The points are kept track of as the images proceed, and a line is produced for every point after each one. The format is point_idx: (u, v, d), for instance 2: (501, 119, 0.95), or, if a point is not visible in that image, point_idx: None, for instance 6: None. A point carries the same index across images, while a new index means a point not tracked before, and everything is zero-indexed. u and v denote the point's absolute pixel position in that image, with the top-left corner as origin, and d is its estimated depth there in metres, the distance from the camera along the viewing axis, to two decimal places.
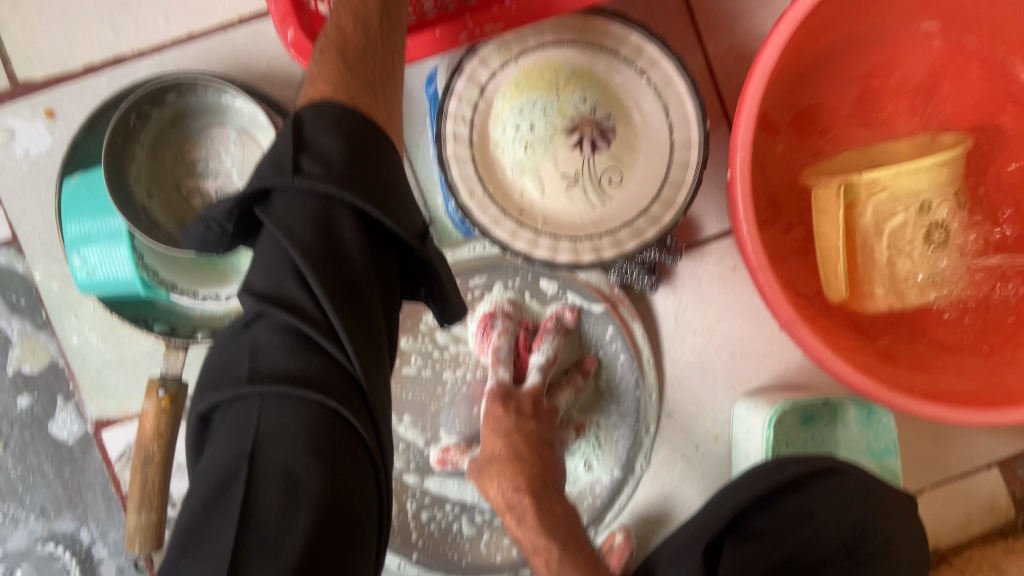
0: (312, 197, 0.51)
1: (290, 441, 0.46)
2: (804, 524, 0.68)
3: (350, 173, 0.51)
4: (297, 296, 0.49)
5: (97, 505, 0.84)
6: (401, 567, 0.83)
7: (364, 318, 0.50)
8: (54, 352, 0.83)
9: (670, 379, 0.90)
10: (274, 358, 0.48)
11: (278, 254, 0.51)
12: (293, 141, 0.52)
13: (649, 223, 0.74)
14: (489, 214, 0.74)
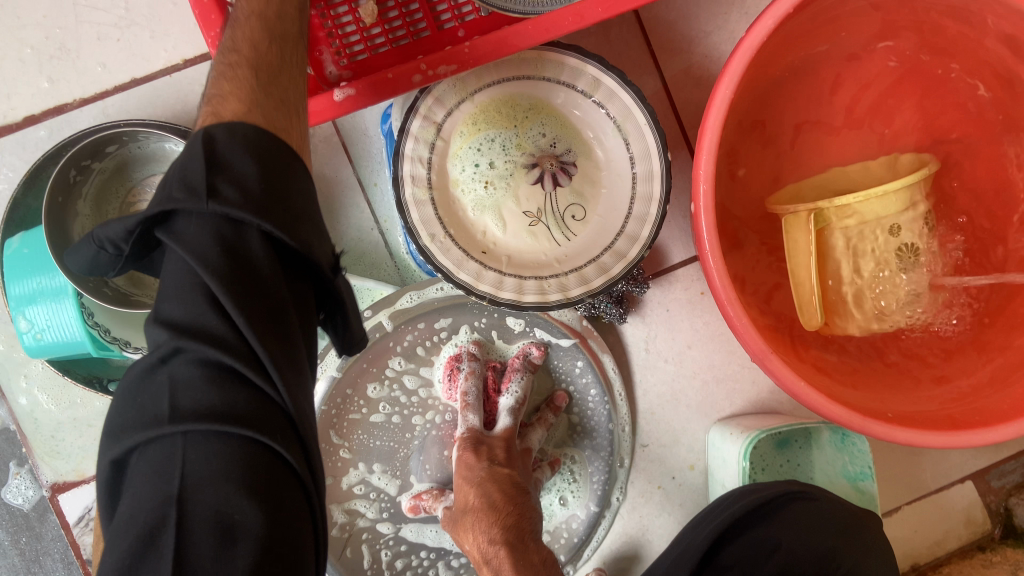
0: (224, 220, 0.44)
1: (222, 481, 0.42)
2: (770, 562, 0.66)
3: (268, 195, 0.45)
4: (217, 326, 0.43)
5: (57, 571, 0.81)
6: None
7: (290, 348, 0.45)
8: (4, 416, 0.79)
9: (642, 409, 0.89)
10: (196, 394, 0.42)
11: (189, 280, 0.44)
12: (204, 161, 0.45)
13: (615, 258, 0.72)
14: (451, 256, 0.71)
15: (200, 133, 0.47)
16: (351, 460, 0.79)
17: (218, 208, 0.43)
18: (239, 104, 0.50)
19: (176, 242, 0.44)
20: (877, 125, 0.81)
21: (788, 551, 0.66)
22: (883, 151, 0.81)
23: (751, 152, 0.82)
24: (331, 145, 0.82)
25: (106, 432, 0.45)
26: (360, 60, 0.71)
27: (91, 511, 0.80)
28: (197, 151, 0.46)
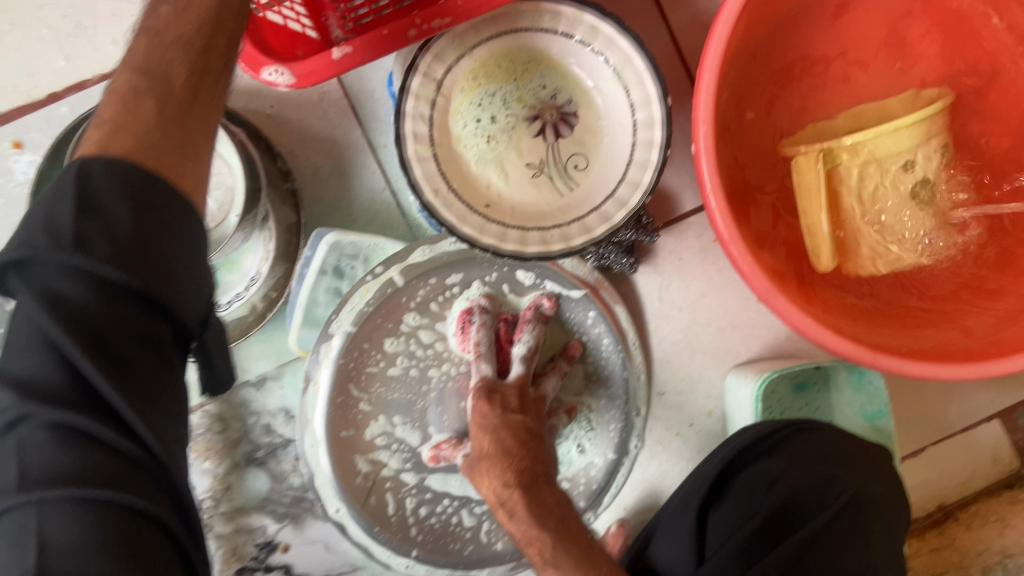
0: (70, 278, 0.46)
1: (90, 550, 0.44)
2: (770, 493, 0.65)
3: (138, 245, 0.47)
4: (60, 388, 0.45)
5: None
6: (410, 568, 0.82)
7: (155, 404, 0.48)
8: None
9: (658, 357, 0.89)
10: (41, 461, 0.44)
11: (31, 347, 0.46)
12: (76, 204, 0.46)
13: (617, 206, 0.72)
14: (454, 211, 0.72)
15: (75, 164, 0.48)
16: (371, 412, 0.81)
17: (77, 262, 0.45)
18: (132, 143, 0.49)
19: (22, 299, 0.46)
20: (894, 58, 0.79)
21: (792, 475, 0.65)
22: (904, 85, 0.78)
23: (761, 94, 0.80)
24: (340, 109, 0.84)
25: None
26: (364, 22, 0.72)
27: None
28: (68, 191, 0.47)
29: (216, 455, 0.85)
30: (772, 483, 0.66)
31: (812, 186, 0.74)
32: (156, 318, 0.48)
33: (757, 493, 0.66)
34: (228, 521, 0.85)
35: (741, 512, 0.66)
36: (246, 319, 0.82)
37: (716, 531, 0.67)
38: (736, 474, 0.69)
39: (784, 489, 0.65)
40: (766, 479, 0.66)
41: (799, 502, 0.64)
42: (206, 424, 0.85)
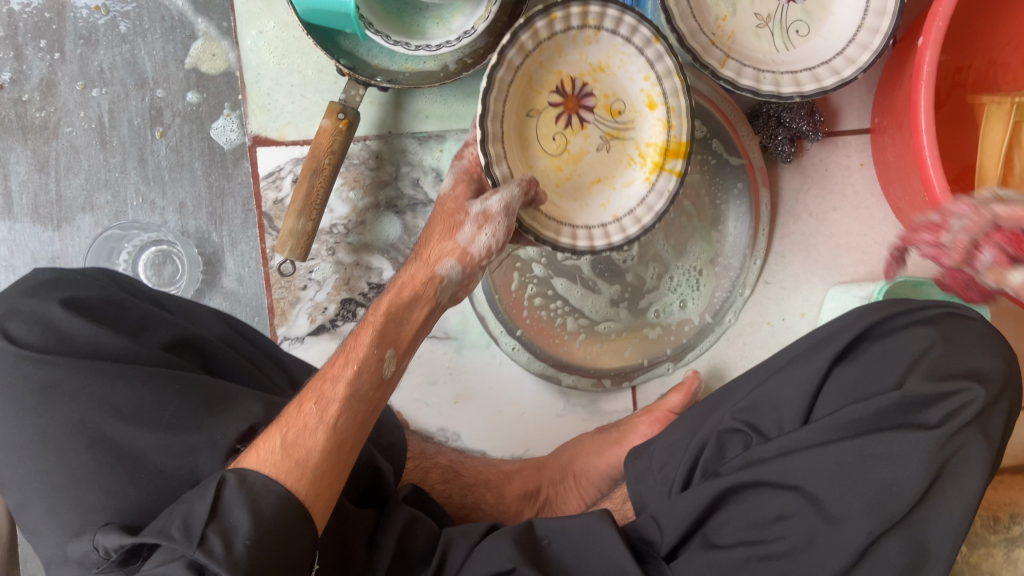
0: (82, 315, 0.56)
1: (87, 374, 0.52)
2: (906, 365, 0.65)
3: (107, 323, 0.56)
4: (61, 308, 0.55)
5: (234, 215, 0.86)
6: (514, 351, 0.88)
7: (129, 341, 0.55)
8: (232, 61, 0.85)
9: (774, 249, 0.95)
10: (67, 325, 0.54)
11: (84, 288, 0.59)
12: (95, 345, 0.54)
13: (830, 72, 0.78)
14: (687, 25, 0.77)
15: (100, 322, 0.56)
16: None
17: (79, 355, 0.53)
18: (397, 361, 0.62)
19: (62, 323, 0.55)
20: None
21: (937, 356, 0.65)
22: None
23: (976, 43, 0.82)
24: None
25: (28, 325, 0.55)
26: None
27: (281, 171, 0.86)
28: (91, 315, 0.56)
29: (361, 189, 0.88)
30: (914, 362, 0.65)
31: (996, 134, 0.79)
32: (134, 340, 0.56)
33: (894, 360, 0.66)
34: (352, 253, 0.88)
35: (874, 378, 0.66)
36: (436, 75, 0.86)
37: (836, 389, 0.66)
38: (868, 340, 0.68)
39: (918, 368, 0.64)
40: (909, 354, 0.66)
41: (934, 377, 0.63)
42: (363, 157, 0.88)
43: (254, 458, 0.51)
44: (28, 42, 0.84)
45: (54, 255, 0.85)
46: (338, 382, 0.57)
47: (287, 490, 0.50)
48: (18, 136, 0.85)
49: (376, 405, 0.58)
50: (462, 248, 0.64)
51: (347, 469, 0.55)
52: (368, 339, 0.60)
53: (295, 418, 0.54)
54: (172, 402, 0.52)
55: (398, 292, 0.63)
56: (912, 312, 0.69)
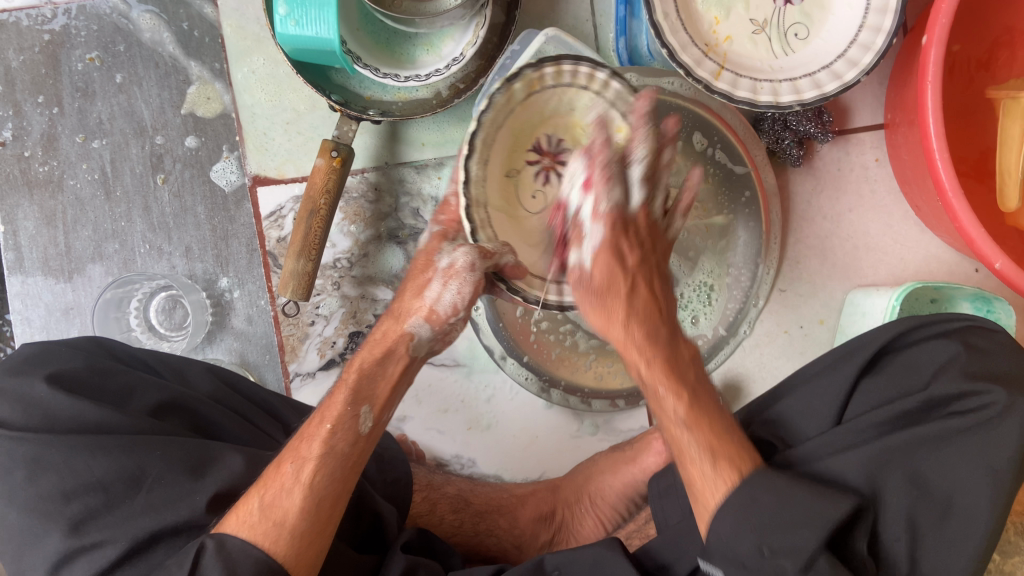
0: (64, 387, 0.59)
1: (72, 451, 0.55)
2: (937, 370, 0.61)
3: (91, 394, 0.60)
4: (45, 384, 0.58)
5: (239, 256, 0.87)
6: (529, 381, 0.88)
7: (111, 411, 0.58)
8: (227, 103, 0.85)
9: (789, 255, 0.92)
10: (53, 401, 0.58)
11: (68, 359, 0.61)
12: (78, 420, 0.57)
13: (831, 77, 0.74)
14: (678, 39, 0.74)
15: (85, 393, 0.59)
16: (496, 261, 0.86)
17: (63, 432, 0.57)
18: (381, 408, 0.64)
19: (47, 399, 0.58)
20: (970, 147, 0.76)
21: (967, 360, 0.59)
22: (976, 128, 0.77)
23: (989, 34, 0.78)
24: None
25: (14, 402, 0.58)
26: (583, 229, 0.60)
27: (282, 210, 0.86)
28: (77, 386, 0.60)
29: (362, 222, 0.88)
30: (941, 369, 0.60)
31: (1014, 131, 0.75)
32: (115, 411, 0.59)
33: (922, 370, 0.61)
34: (356, 286, 0.88)
35: (904, 389, 0.62)
36: (429, 102, 0.85)
37: (865, 399, 0.63)
38: (897, 353, 0.64)
39: (945, 374, 0.59)
40: (936, 364, 0.61)
41: (962, 378, 0.58)
42: (361, 190, 0.88)
43: (234, 522, 0.55)
44: (28, 98, 0.86)
45: (68, 306, 0.87)
46: (314, 441, 0.59)
47: (266, 554, 0.53)
48: (25, 191, 0.87)
49: (354, 460, 0.60)
50: (428, 305, 0.64)
51: (326, 530, 0.57)
52: (342, 396, 0.62)
53: (274, 481, 0.57)
54: (154, 469, 0.56)
55: (373, 350, 0.65)
56: (934, 323, 0.65)
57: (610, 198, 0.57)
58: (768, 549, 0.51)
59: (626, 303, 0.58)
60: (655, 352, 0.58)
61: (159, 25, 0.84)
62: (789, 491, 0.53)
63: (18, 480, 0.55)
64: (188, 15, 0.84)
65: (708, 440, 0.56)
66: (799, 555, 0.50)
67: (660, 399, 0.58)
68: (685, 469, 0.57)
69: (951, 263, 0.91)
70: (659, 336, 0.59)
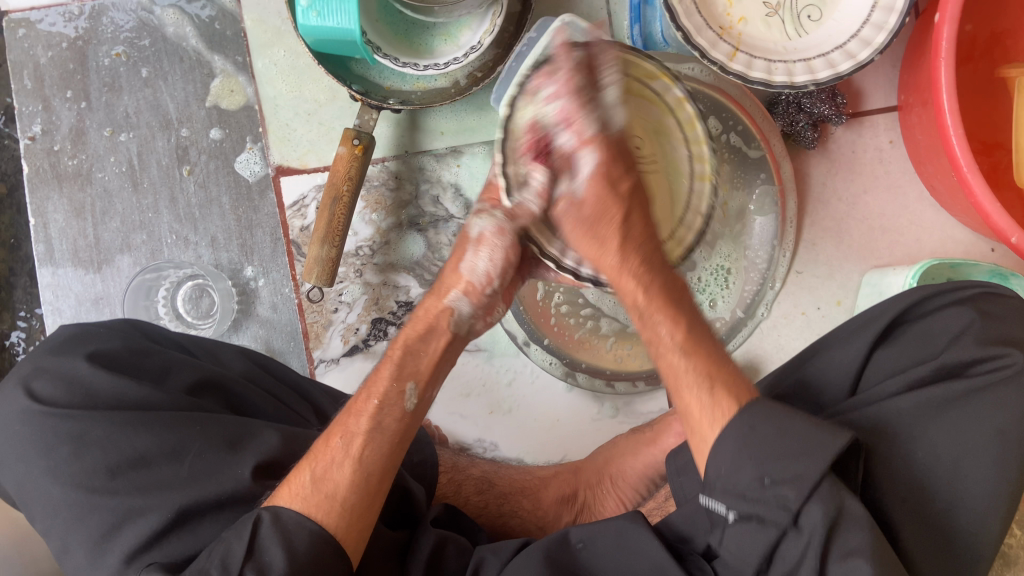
0: (104, 365, 0.61)
1: (113, 426, 0.57)
2: (950, 338, 0.62)
3: (130, 372, 0.61)
4: (85, 362, 0.60)
5: (264, 245, 0.89)
6: (552, 366, 0.90)
7: (149, 388, 0.60)
8: (250, 96, 0.87)
9: (805, 238, 0.93)
10: (95, 379, 0.59)
11: (108, 339, 0.63)
12: (117, 397, 0.59)
13: (844, 57, 0.75)
14: (692, 21, 0.75)
15: (124, 371, 0.61)
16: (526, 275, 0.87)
17: (104, 409, 0.58)
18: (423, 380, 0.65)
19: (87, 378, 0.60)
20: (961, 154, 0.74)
21: (982, 328, 0.61)
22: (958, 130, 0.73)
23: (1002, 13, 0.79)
24: None
25: (57, 381, 0.60)
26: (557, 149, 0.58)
27: (305, 199, 0.88)
28: (116, 365, 0.61)
29: (384, 210, 0.89)
30: (955, 337, 0.61)
31: None
32: (154, 388, 0.60)
33: (936, 337, 0.63)
34: (379, 273, 0.89)
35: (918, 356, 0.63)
36: (447, 91, 0.87)
37: (878, 369, 0.64)
38: (911, 322, 0.65)
39: (959, 341, 0.60)
40: (949, 333, 0.62)
41: (975, 345, 0.59)
42: (383, 178, 0.90)
43: (287, 495, 0.56)
44: (56, 93, 0.88)
45: (98, 296, 0.89)
46: (360, 416, 0.61)
47: (319, 526, 0.54)
48: (54, 185, 0.89)
49: (401, 436, 0.61)
50: (466, 278, 0.67)
51: (378, 499, 0.58)
52: (387, 372, 0.64)
53: (323, 455, 0.58)
54: (192, 444, 0.58)
55: (415, 326, 0.67)
56: (944, 293, 0.65)
57: (591, 124, 0.57)
58: (768, 479, 0.50)
59: (622, 235, 0.58)
60: (636, 260, 0.58)
61: (183, 20, 0.87)
62: (789, 422, 0.52)
63: (61, 458, 0.57)
64: (211, 9, 0.86)
65: (704, 367, 0.56)
66: (805, 483, 0.49)
67: (654, 324, 0.59)
68: (680, 397, 0.57)
69: (967, 243, 0.91)
70: (654, 259, 0.59)
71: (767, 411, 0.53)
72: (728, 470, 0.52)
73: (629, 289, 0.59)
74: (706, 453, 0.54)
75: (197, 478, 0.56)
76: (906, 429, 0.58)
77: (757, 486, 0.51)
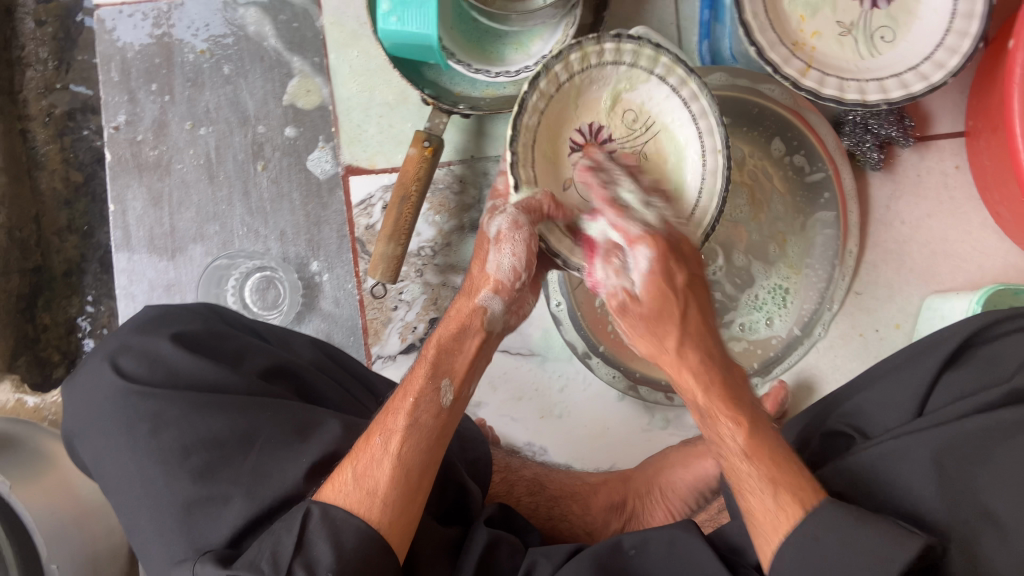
0: (187, 345, 0.63)
1: (190, 406, 0.59)
2: (1021, 362, 0.60)
3: (211, 353, 0.64)
4: (169, 342, 0.63)
5: (330, 241, 0.91)
6: (616, 380, 0.91)
7: (227, 370, 0.62)
8: (326, 96, 0.90)
9: (865, 259, 0.93)
10: (178, 357, 0.62)
11: (191, 321, 0.66)
12: (197, 376, 0.61)
13: (918, 78, 0.75)
14: (766, 37, 0.76)
15: (204, 352, 0.63)
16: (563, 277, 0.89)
17: (184, 388, 0.61)
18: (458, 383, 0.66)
19: (169, 357, 0.62)
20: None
21: None
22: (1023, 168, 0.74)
23: None
24: None
25: (142, 356, 0.62)
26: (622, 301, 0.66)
27: (372, 199, 0.90)
28: (196, 346, 0.64)
29: (447, 212, 0.92)
30: None
31: None
32: (232, 370, 0.63)
33: (1007, 362, 0.61)
34: (439, 274, 0.91)
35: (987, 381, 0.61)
36: (516, 99, 0.89)
37: (944, 391, 0.63)
38: (981, 346, 0.64)
39: None
40: (1020, 358, 0.61)
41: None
42: (448, 182, 0.92)
43: (331, 491, 0.57)
44: (141, 86, 0.92)
45: (169, 283, 0.92)
46: (399, 414, 0.62)
47: (363, 521, 0.55)
48: (135, 174, 0.92)
49: (438, 433, 0.62)
50: (495, 277, 0.69)
51: (418, 495, 0.58)
52: (424, 371, 0.65)
53: (365, 453, 0.59)
54: (265, 430, 0.60)
55: (449, 325, 0.68)
56: (1016, 318, 0.65)
57: (639, 227, 0.66)
58: (832, 572, 0.48)
59: (681, 322, 0.63)
60: (695, 360, 0.62)
61: (266, 21, 0.90)
62: (862, 547, 0.49)
63: (139, 434, 0.59)
64: (294, 12, 0.89)
65: (758, 458, 0.56)
66: (869, 571, 0.46)
67: (719, 425, 0.59)
68: (729, 474, 0.58)
69: None
70: (712, 352, 0.63)
71: (834, 523, 0.50)
72: (799, 560, 0.51)
73: (690, 383, 0.62)
74: (769, 558, 0.53)
75: (261, 472, 0.58)
76: (964, 454, 0.56)
77: (824, 563, 0.49)
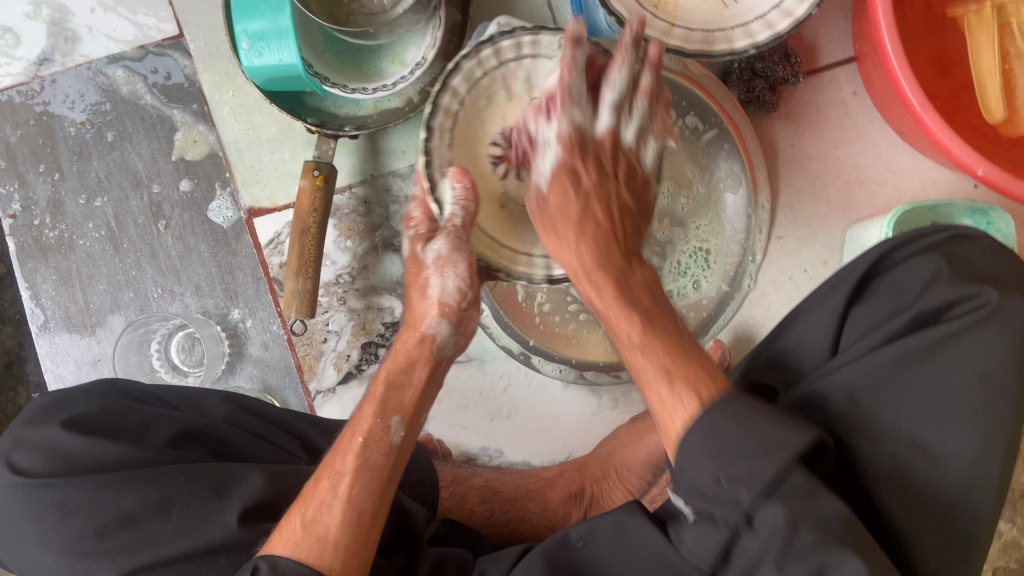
0: (81, 430, 0.62)
1: (90, 488, 0.58)
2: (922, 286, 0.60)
3: (110, 433, 0.63)
4: (60, 431, 0.61)
5: (247, 286, 0.90)
6: (563, 372, 0.89)
7: (127, 445, 0.61)
8: (213, 143, 0.89)
9: (781, 202, 0.92)
10: (71, 443, 0.61)
11: (84, 404, 0.65)
12: (93, 460, 0.60)
13: (782, 16, 0.74)
14: (625, 5, 0.75)
15: (101, 434, 0.62)
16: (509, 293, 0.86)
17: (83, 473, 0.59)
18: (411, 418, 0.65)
19: (63, 445, 0.61)
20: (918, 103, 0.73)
21: (950, 271, 0.59)
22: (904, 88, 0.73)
23: None
24: None
25: (37, 449, 0.61)
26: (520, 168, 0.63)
27: (281, 236, 0.89)
28: (92, 429, 0.63)
29: (358, 235, 0.90)
30: (927, 284, 0.60)
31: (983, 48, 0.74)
32: (133, 444, 0.62)
33: (908, 288, 0.61)
34: (362, 298, 0.90)
35: (893, 310, 0.61)
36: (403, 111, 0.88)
37: (854, 328, 0.63)
38: (882, 274, 0.64)
39: (931, 288, 0.59)
40: (920, 281, 0.61)
41: (948, 288, 0.58)
42: (352, 206, 0.90)
43: (280, 542, 0.57)
44: (29, 169, 0.91)
45: (96, 358, 0.92)
46: (349, 454, 0.61)
47: (316, 568, 0.55)
48: (40, 258, 0.91)
49: (388, 468, 0.61)
50: (439, 302, 0.66)
51: (372, 535, 0.59)
52: (370, 411, 0.63)
53: (313, 499, 0.59)
54: (178, 496, 0.59)
55: (396, 360, 0.67)
56: (915, 240, 0.64)
57: (569, 120, 0.60)
58: (724, 476, 0.49)
59: (576, 221, 0.61)
60: (639, 328, 0.59)
61: (140, 80, 0.89)
62: (748, 424, 0.50)
63: (50, 523, 0.58)
64: (165, 66, 0.88)
65: (662, 363, 0.56)
66: (757, 484, 0.48)
67: (616, 324, 0.61)
68: (647, 392, 0.58)
69: (948, 183, 0.90)
70: (611, 252, 0.62)
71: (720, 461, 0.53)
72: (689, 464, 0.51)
73: (588, 286, 0.62)
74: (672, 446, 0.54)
75: (182, 537, 0.57)
76: (878, 384, 0.56)
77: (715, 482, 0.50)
